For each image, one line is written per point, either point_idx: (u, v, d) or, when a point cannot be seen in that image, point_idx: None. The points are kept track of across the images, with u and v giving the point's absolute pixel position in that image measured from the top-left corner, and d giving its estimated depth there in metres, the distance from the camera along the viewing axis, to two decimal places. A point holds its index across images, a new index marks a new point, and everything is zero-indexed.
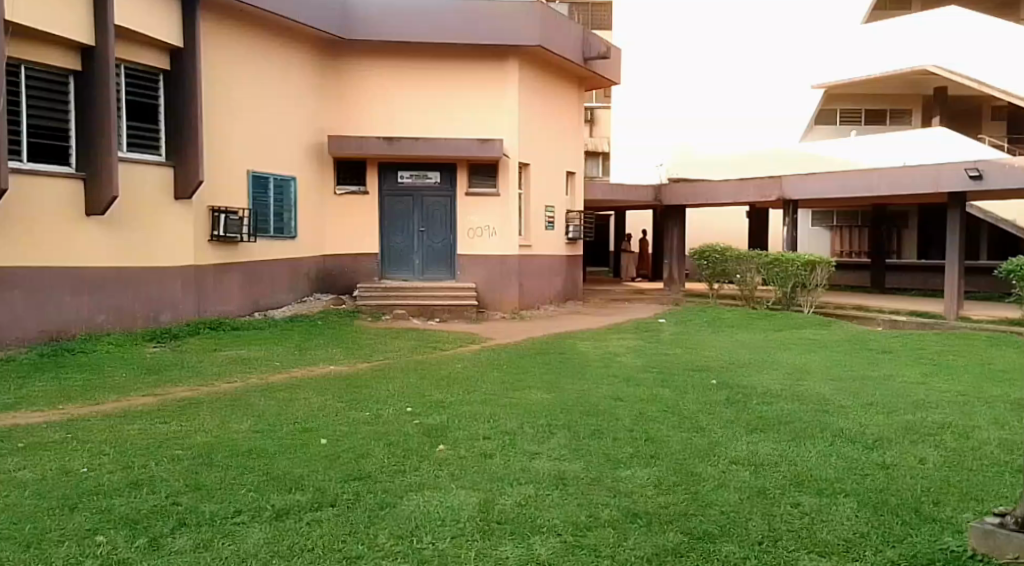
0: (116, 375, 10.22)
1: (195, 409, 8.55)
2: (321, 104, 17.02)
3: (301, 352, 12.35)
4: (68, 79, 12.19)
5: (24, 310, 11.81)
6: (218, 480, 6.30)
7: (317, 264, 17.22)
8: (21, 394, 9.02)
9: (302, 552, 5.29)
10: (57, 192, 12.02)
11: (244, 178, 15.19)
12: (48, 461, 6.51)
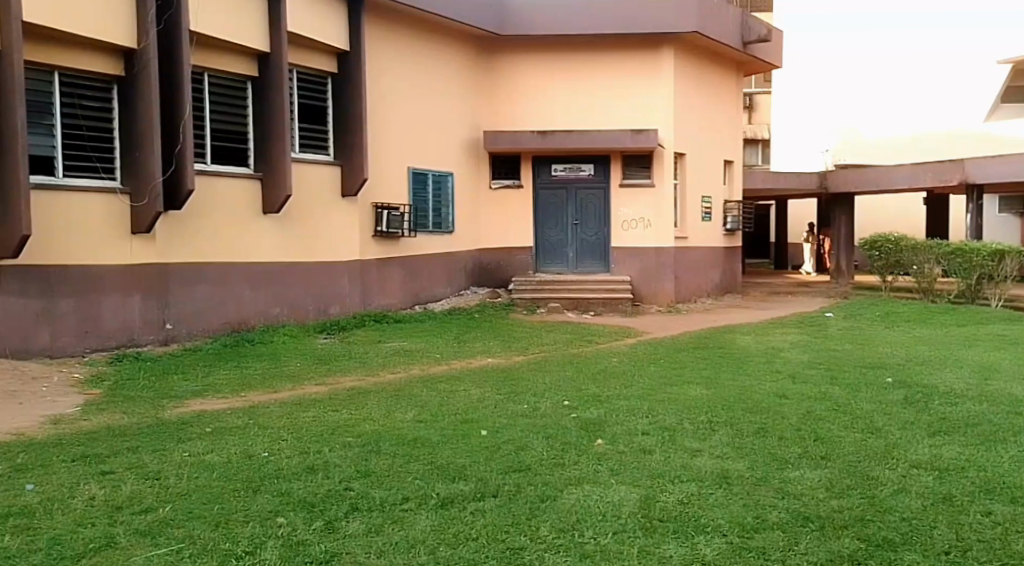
0: (291, 365, 10.70)
1: (362, 398, 8.84)
2: (478, 100, 17.27)
3: (461, 344, 12.57)
4: (246, 85, 12.87)
5: (209, 302, 12.52)
6: (386, 467, 6.48)
7: (474, 257, 17.51)
8: (207, 382, 9.59)
9: (468, 541, 5.36)
10: (236, 191, 12.68)
11: (405, 174, 15.58)
12: (232, 445, 6.86)
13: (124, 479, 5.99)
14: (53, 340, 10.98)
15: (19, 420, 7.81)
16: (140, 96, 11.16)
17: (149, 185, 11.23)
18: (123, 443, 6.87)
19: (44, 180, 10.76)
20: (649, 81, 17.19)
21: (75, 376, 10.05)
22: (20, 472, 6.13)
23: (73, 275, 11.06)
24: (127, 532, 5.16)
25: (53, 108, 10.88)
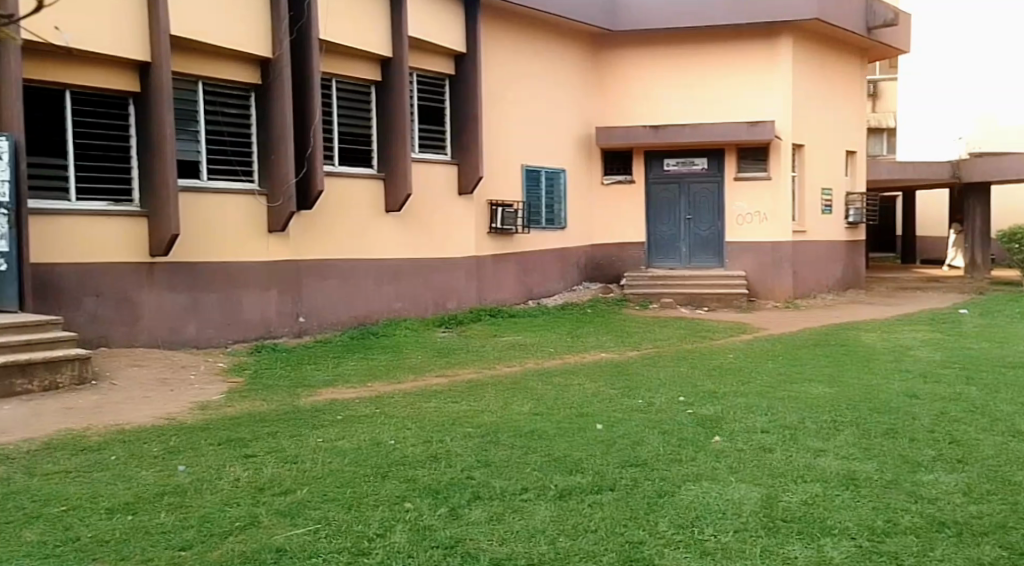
0: (413, 357, 11.02)
1: (480, 390, 9.06)
2: (590, 97, 17.36)
3: (574, 339, 12.68)
4: (370, 90, 13.33)
5: (337, 297, 12.98)
6: (505, 458, 6.65)
7: (585, 253, 17.61)
8: (336, 372, 9.99)
9: (587, 533, 5.44)
10: (359, 190, 13.10)
11: (518, 171, 15.77)
12: (361, 433, 7.15)
13: (265, 463, 6.34)
14: (199, 333, 11.55)
15: (167, 406, 8.32)
16: (274, 103, 11.73)
17: (283, 187, 11.80)
18: (262, 428, 7.25)
19: (191, 184, 11.37)
20: (765, 71, 16.89)
21: (217, 365, 10.62)
22: (171, 453, 6.56)
23: (216, 271, 11.63)
24: (269, 512, 5.45)
25: (198, 116, 11.50)
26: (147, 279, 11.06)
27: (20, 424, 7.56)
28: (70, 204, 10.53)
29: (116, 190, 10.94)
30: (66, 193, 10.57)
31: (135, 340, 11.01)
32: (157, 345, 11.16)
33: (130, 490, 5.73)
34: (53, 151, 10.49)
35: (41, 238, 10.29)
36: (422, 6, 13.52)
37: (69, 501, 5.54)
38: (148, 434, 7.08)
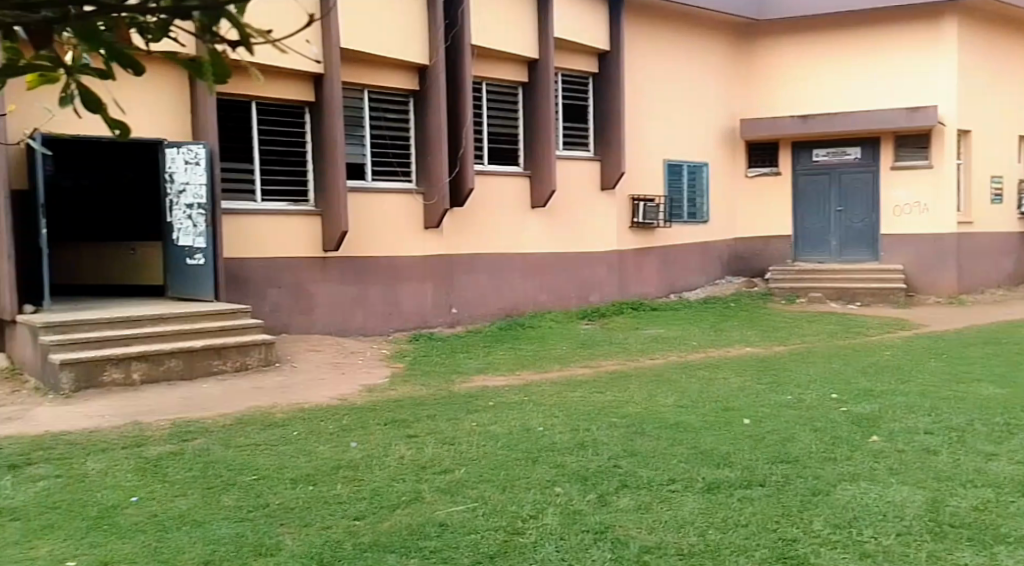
0: (558, 348, 11.28)
1: (624, 381, 9.24)
2: (735, 88, 17.22)
3: (717, 333, 12.65)
4: (517, 90, 13.71)
5: (484, 290, 13.40)
6: (652, 449, 6.80)
7: (728, 246, 17.49)
8: (487, 359, 10.38)
9: (737, 528, 5.45)
10: (506, 188, 13.48)
11: (660, 167, 15.83)
12: (512, 418, 7.46)
13: (427, 443, 6.73)
14: (363, 322, 12.23)
15: (337, 388, 8.90)
16: (430, 106, 12.29)
17: (438, 186, 12.29)
18: (424, 411, 7.68)
19: (359, 185, 12.13)
20: (925, 56, 16.15)
21: (381, 352, 11.21)
22: (344, 431, 7.07)
23: (378, 265, 12.31)
24: (431, 488, 5.82)
25: (364, 122, 12.26)
26: (319, 272, 11.81)
27: (211, 402, 8.29)
28: (256, 205, 11.38)
29: (294, 191, 11.79)
30: (253, 194, 11.47)
31: (310, 327, 11.78)
32: (329, 333, 11.90)
33: (310, 463, 6.23)
34: (238, 157, 11.41)
35: (232, 237, 11.16)
36: (568, 6, 13.78)
37: (260, 470, 6.10)
38: (322, 414, 7.65)
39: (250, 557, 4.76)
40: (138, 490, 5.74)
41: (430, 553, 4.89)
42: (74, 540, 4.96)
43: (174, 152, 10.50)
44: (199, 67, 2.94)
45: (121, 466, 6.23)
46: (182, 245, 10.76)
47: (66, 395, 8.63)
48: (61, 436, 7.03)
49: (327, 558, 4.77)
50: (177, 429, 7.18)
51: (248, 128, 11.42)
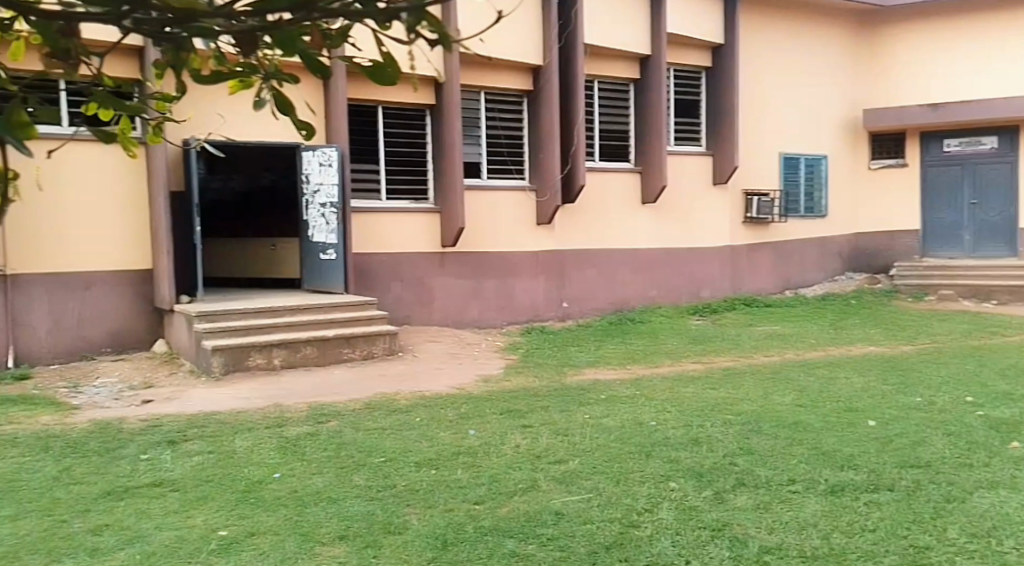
0: (669, 343, 11.28)
1: (741, 378, 9.20)
2: (856, 79, 16.79)
3: (838, 331, 12.39)
4: (629, 87, 13.73)
5: (596, 285, 13.51)
6: (769, 448, 6.68)
7: (849, 242, 17.12)
8: (598, 353, 10.49)
9: (864, 532, 5.16)
10: (618, 184, 13.54)
11: (775, 160, 15.60)
12: (624, 412, 7.55)
13: (542, 432, 6.89)
14: (479, 315, 12.53)
15: (456, 377, 9.17)
16: (543, 105, 12.48)
17: (550, 183, 12.52)
18: (539, 401, 7.85)
19: (475, 183, 12.44)
20: None
21: (497, 344, 11.44)
22: (463, 418, 7.31)
23: (493, 260, 12.60)
24: (546, 477, 5.95)
25: (480, 123, 12.58)
26: (438, 266, 12.19)
27: (340, 387, 8.72)
28: (381, 203, 11.87)
29: (414, 191, 12.25)
30: (378, 193, 11.97)
31: (429, 320, 12.15)
32: (447, 325, 12.26)
33: (432, 447, 6.48)
34: (363, 158, 11.91)
35: (360, 232, 11.68)
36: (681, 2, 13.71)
37: (388, 453, 6.39)
38: (442, 402, 7.92)
39: (380, 535, 4.98)
40: (279, 467, 6.12)
41: (547, 540, 5.00)
42: (226, 510, 5.35)
43: (310, 155, 11.05)
44: (376, 70, 2.85)
45: (263, 445, 6.65)
46: (316, 241, 11.31)
47: (217, 377, 9.22)
48: (207, 418, 7.54)
49: (451, 539, 4.95)
50: (311, 413, 7.59)
51: (373, 131, 11.94)
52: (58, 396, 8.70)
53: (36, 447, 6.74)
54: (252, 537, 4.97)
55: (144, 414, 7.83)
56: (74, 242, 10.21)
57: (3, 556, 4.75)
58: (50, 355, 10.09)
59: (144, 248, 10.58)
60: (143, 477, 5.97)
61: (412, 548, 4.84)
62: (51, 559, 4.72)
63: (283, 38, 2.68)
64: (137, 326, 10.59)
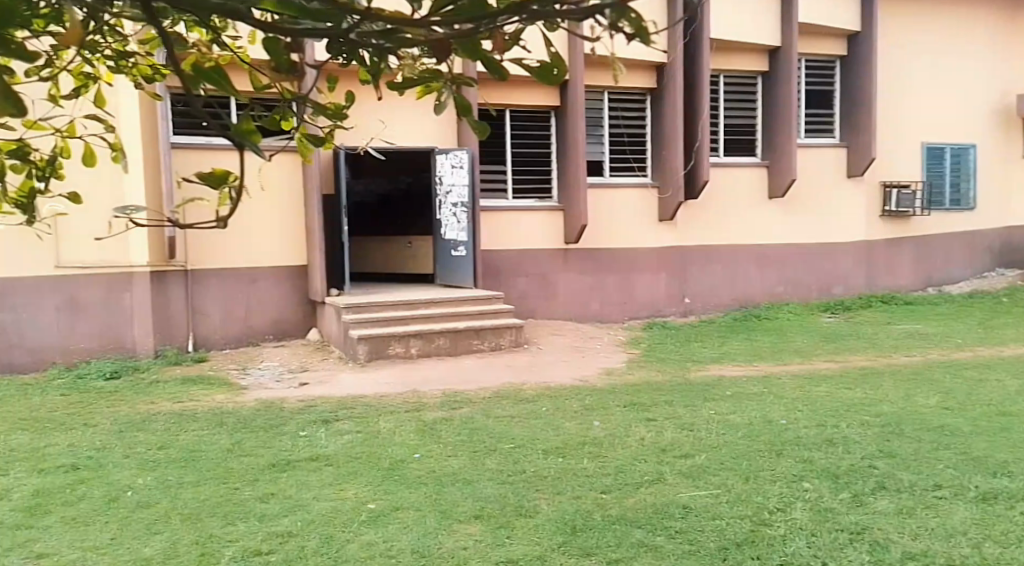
0: (800, 341, 11.13)
1: (879, 378, 8.99)
2: (1006, 62, 15.94)
3: (986, 331, 11.92)
4: (757, 80, 13.55)
5: (720, 281, 13.47)
6: (912, 451, 6.32)
7: (1000, 236, 16.48)
8: (724, 349, 10.47)
9: (1019, 542, 4.87)
10: (746, 179, 13.41)
11: (919, 150, 15.07)
12: (753, 409, 7.51)
13: (666, 427, 6.95)
14: (600, 310, 12.76)
15: (581, 370, 9.33)
16: (667, 101, 12.42)
17: (673, 179, 12.48)
18: (664, 396, 7.93)
19: (599, 181, 12.67)
20: None
21: (622, 338, 11.54)
22: (587, 409, 7.47)
23: (617, 255, 12.79)
24: (673, 470, 5.95)
25: (603, 122, 12.82)
26: (561, 262, 12.49)
27: (475, 375, 9.06)
28: (509, 202, 12.30)
29: (539, 190, 12.58)
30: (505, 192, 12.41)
31: (551, 314, 12.50)
32: (568, 319, 12.56)
33: (559, 437, 6.66)
34: (491, 160, 12.39)
35: (488, 228, 12.14)
36: None
37: (518, 439, 6.62)
38: (569, 393, 8.11)
39: (511, 517, 5.17)
40: (419, 448, 6.46)
41: (677, 533, 4.99)
42: (375, 485, 5.72)
43: (443, 158, 11.38)
44: (541, 70, 2.76)
45: (405, 427, 7.04)
46: (448, 238, 11.66)
47: (362, 365, 9.75)
48: (355, 401, 8.04)
49: (579, 525, 5.06)
50: (446, 400, 7.93)
51: (501, 132, 12.34)
52: (230, 376, 9.59)
53: (212, 423, 7.41)
54: (397, 511, 5.28)
55: (301, 396, 8.41)
56: (238, 239, 11.17)
57: (187, 516, 5.30)
58: (221, 341, 11.09)
59: (298, 244, 11.46)
60: (302, 452, 6.45)
61: (544, 532, 4.99)
62: (227, 521, 5.21)
63: (465, 47, 2.65)
64: (293, 315, 11.51)
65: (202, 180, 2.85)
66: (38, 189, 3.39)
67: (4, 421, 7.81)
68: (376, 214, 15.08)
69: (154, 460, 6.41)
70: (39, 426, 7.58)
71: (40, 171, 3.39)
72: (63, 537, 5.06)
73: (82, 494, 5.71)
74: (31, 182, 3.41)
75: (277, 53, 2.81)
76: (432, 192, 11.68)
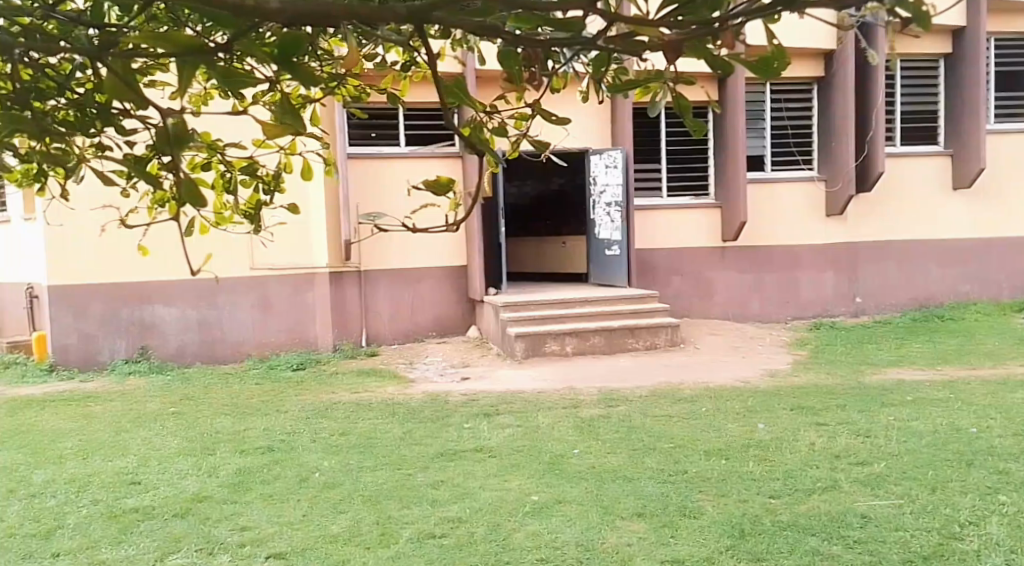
0: (988, 343, 10.48)
1: None
2: None
3: None
4: (941, 62, 12.80)
5: (897, 277, 12.90)
6: None
7: None
8: (904, 352, 9.98)
9: None
10: (930, 167, 12.76)
11: None
12: (939, 416, 7.07)
13: (839, 432, 6.64)
14: (761, 309, 12.52)
15: (744, 371, 9.07)
16: (836, 94, 11.98)
17: (844, 172, 11.97)
18: (835, 400, 7.61)
19: (759, 176, 12.43)
20: None
21: (785, 338, 11.18)
22: (750, 412, 7.26)
23: (779, 253, 12.50)
24: (849, 479, 5.63)
25: (764, 116, 12.56)
26: (718, 261, 12.33)
27: (631, 374, 8.96)
28: (663, 200, 12.28)
29: (695, 187, 12.44)
30: (660, 190, 12.37)
31: (710, 313, 12.36)
32: (728, 318, 12.39)
33: (721, 438, 6.49)
34: (646, 157, 12.37)
35: (643, 227, 12.15)
36: None
37: (677, 440, 6.49)
38: (732, 394, 7.91)
39: (676, 517, 5.06)
40: (578, 444, 6.44)
41: (854, 543, 4.73)
42: (536, 478, 5.73)
43: (597, 159, 11.43)
44: (759, 63, 2.28)
45: (563, 423, 7.03)
46: (602, 238, 11.68)
47: (520, 361, 9.86)
48: (515, 396, 8.10)
49: (748, 529, 4.89)
50: (602, 397, 7.88)
51: (655, 132, 12.35)
52: (398, 369, 9.89)
53: (385, 413, 7.63)
54: (559, 505, 5.26)
55: (464, 390, 8.55)
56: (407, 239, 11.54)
57: (367, 498, 5.46)
58: (390, 337, 11.47)
59: (460, 244, 11.71)
60: (467, 443, 6.54)
61: (710, 534, 4.85)
62: (403, 504, 5.34)
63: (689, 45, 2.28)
64: (456, 314, 11.75)
65: (426, 186, 2.82)
66: (264, 203, 3.55)
67: (204, 406, 8.31)
68: (533, 215, 15.19)
69: (336, 445, 6.66)
70: (237, 411, 8.03)
71: (268, 186, 3.51)
72: (263, 512, 5.32)
73: (276, 473, 6.01)
74: (259, 196, 3.55)
75: (513, 67, 2.68)
76: (587, 193, 11.73)
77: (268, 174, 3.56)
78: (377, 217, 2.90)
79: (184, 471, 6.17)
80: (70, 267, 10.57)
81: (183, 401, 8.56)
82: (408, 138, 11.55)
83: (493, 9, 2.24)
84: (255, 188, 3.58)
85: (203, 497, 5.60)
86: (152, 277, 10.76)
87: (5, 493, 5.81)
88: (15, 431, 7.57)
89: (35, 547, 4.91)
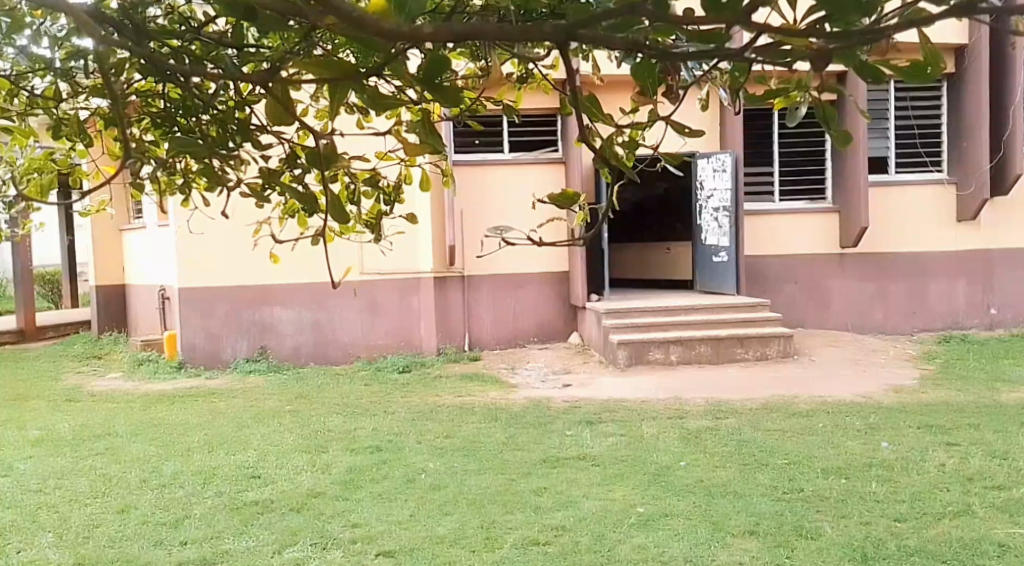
0: None
1: None
2: None
3: None
4: None
5: None
6: None
7: None
8: None
9: None
10: None
11: None
12: None
13: (972, 453, 6.30)
14: (885, 320, 12.09)
15: (865, 386, 8.74)
16: (969, 92, 11.50)
17: (976, 175, 11.56)
18: (964, 419, 7.25)
19: (882, 178, 11.95)
20: None
21: (908, 352, 10.74)
22: (873, 429, 6.98)
23: (901, 261, 12.05)
24: (984, 503, 5.32)
25: (890, 113, 12.02)
26: (837, 268, 11.97)
27: (742, 385, 8.73)
28: (775, 204, 11.94)
29: (812, 191, 12.09)
30: (772, 193, 12.03)
31: (828, 323, 12.02)
32: (849, 329, 12.03)
33: (839, 456, 6.25)
34: (759, 160, 12.04)
35: (755, 232, 11.88)
36: None
37: (790, 455, 6.28)
38: (851, 409, 7.62)
39: (792, 537, 4.87)
40: (685, 456, 6.30)
41: None
42: (642, 489, 5.61)
43: (705, 162, 11.22)
44: (911, 68, 2.18)
45: (669, 433, 6.89)
46: (710, 244, 11.50)
47: (622, 369, 9.76)
48: (618, 404, 7.98)
49: (871, 553, 4.67)
50: (713, 408, 7.70)
51: (769, 133, 12.00)
52: (502, 374, 9.89)
53: (488, 417, 7.61)
54: (668, 518, 5.13)
55: (567, 397, 8.48)
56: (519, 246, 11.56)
57: (472, 502, 5.44)
58: (497, 343, 11.49)
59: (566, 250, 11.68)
60: (570, 450, 6.47)
61: (830, 555, 4.65)
62: (506, 510, 5.29)
63: (842, 52, 2.11)
64: (564, 319, 11.69)
65: (554, 202, 2.91)
66: (386, 213, 3.62)
67: (319, 405, 8.47)
68: (641, 221, 15.06)
69: (443, 447, 6.67)
70: (349, 411, 8.14)
71: (388, 197, 3.59)
72: (373, 510, 5.35)
73: (386, 473, 6.05)
74: (379, 207, 3.62)
75: (648, 77, 2.49)
76: (694, 198, 11.61)
77: (388, 185, 3.64)
78: (505, 231, 2.89)
79: (300, 466, 6.27)
80: (198, 272, 10.91)
81: (299, 400, 8.73)
82: (513, 145, 11.55)
83: (634, 22, 2.18)
84: (375, 199, 3.65)
85: (318, 493, 5.66)
86: (272, 280, 11.03)
87: (138, 482, 6.01)
88: (145, 425, 7.83)
89: (165, 535, 5.05)
